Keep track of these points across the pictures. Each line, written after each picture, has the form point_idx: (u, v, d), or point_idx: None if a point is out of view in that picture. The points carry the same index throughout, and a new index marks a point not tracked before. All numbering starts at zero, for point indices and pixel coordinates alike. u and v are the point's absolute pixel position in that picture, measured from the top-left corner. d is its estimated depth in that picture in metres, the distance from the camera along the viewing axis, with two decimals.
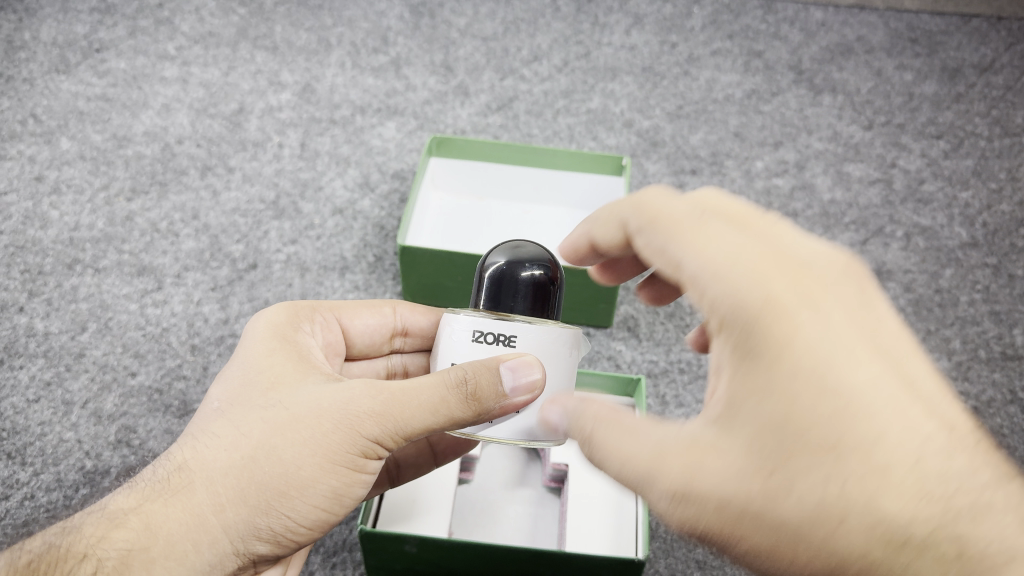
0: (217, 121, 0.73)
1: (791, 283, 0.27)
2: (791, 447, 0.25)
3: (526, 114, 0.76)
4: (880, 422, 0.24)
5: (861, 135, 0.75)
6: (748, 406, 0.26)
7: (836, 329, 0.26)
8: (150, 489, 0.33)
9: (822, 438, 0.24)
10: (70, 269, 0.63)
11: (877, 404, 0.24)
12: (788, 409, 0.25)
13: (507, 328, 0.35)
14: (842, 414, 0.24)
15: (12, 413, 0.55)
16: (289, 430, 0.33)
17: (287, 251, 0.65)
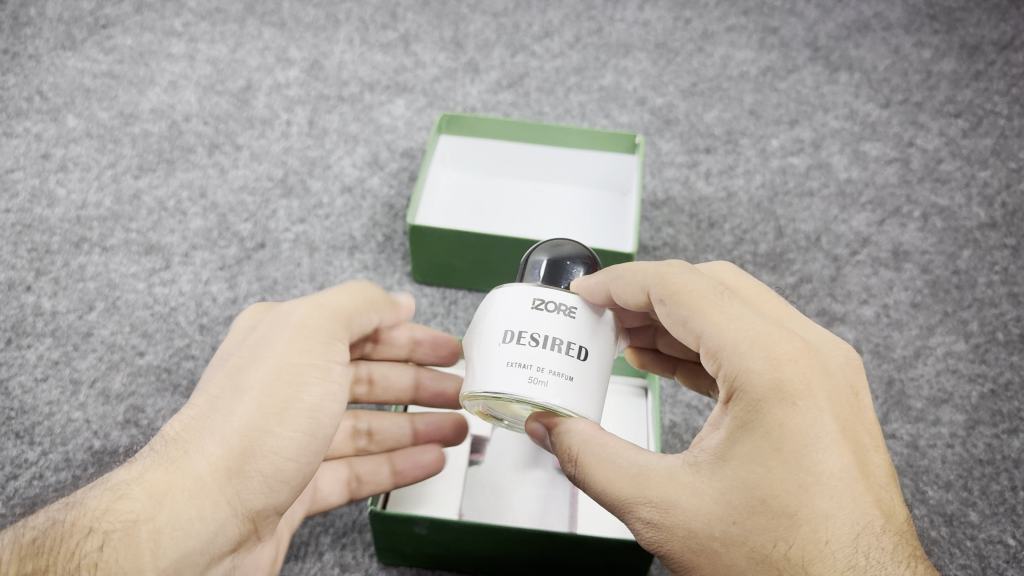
0: (225, 98, 0.73)
1: (794, 370, 0.34)
2: (763, 503, 0.32)
3: (538, 91, 0.75)
4: (831, 502, 0.32)
5: (878, 114, 0.74)
6: (738, 467, 0.32)
7: (819, 423, 0.33)
8: (148, 462, 0.36)
9: (785, 504, 0.31)
10: (77, 247, 0.62)
11: (833, 489, 0.32)
12: (767, 479, 0.32)
13: (566, 299, 0.37)
14: (808, 490, 0.32)
15: (20, 392, 0.55)
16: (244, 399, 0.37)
17: (295, 230, 0.64)
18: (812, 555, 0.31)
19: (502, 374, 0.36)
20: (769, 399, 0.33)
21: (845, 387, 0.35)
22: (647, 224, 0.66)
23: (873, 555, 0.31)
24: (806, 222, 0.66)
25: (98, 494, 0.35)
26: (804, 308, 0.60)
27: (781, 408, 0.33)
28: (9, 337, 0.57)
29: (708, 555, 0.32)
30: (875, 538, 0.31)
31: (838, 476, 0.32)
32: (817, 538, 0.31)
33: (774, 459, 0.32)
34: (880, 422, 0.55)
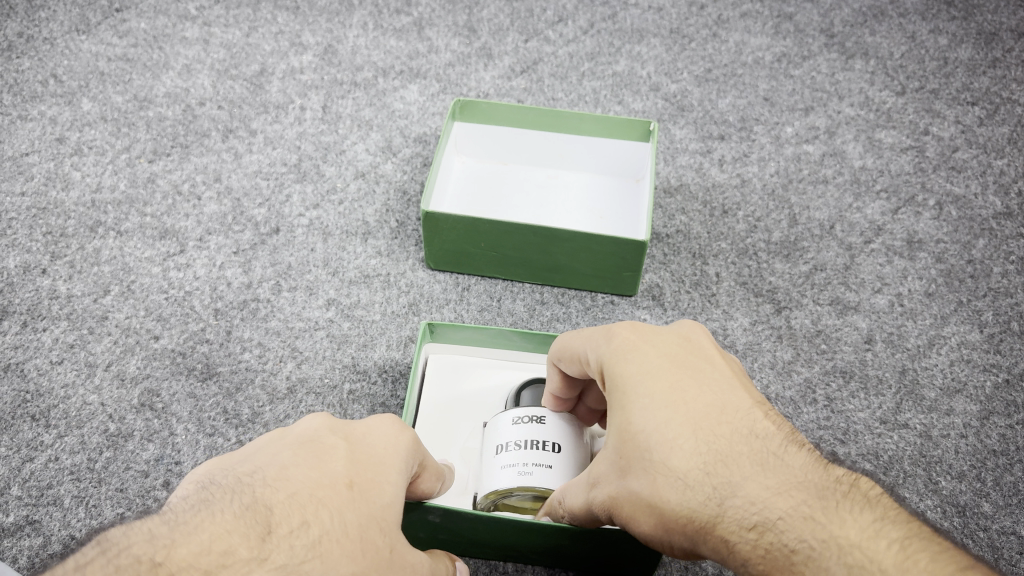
0: (239, 82, 0.73)
1: (627, 334, 0.37)
2: (629, 443, 0.34)
3: (551, 77, 0.75)
4: (670, 413, 0.34)
5: (893, 101, 0.73)
6: (610, 426, 0.36)
7: (650, 364, 0.36)
8: (222, 512, 0.30)
9: (639, 431, 0.34)
10: (92, 231, 0.63)
11: (668, 404, 0.34)
12: (625, 423, 0.35)
13: (538, 411, 0.45)
14: (650, 413, 0.34)
15: (35, 375, 0.55)
16: (329, 499, 0.33)
17: (309, 215, 0.64)
18: (670, 459, 0.33)
19: (497, 478, 0.43)
20: (614, 357, 0.37)
21: (679, 333, 0.37)
22: (661, 211, 0.65)
23: (719, 438, 0.32)
24: (820, 210, 0.65)
25: (210, 545, 0.28)
26: (818, 296, 0.60)
27: (621, 362, 0.36)
28: (25, 320, 0.58)
29: (617, 496, 0.35)
30: (721, 425, 0.33)
31: (670, 391, 0.34)
32: (669, 449, 0.33)
33: (625, 400, 0.35)
34: (893, 412, 0.55)
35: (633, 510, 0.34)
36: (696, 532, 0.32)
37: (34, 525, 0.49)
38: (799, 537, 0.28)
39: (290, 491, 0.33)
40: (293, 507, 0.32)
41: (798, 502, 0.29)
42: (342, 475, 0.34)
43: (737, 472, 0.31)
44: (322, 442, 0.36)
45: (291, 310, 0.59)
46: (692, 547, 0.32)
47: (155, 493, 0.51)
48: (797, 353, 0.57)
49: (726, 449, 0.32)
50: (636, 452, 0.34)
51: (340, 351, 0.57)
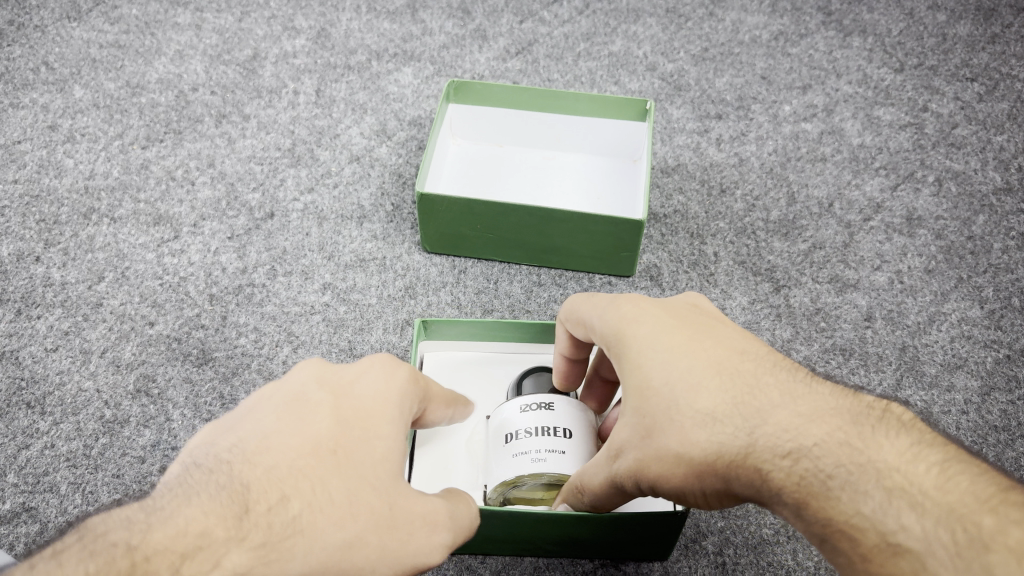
0: (232, 67, 0.72)
1: (639, 301, 0.37)
2: (649, 398, 0.34)
3: (547, 58, 0.74)
4: (690, 361, 0.33)
5: (892, 78, 0.73)
6: (627, 387, 0.35)
7: (663, 323, 0.36)
8: (199, 492, 0.29)
9: (658, 384, 0.34)
10: (86, 218, 0.62)
11: (686, 355, 0.34)
12: (640, 379, 0.34)
13: (544, 397, 0.44)
14: (668, 364, 0.34)
15: (31, 362, 0.55)
16: (316, 471, 0.32)
17: (304, 199, 0.64)
18: (694, 404, 0.32)
19: (509, 466, 0.43)
20: (624, 322, 0.37)
21: (687, 303, 0.38)
22: (658, 191, 0.65)
23: (742, 379, 0.32)
24: (818, 188, 0.65)
25: (187, 526, 0.28)
26: (817, 274, 0.60)
27: (632, 325, 0.36)
28: (19, 308, 0.57)
29: (638, 450, 0.34)
30: (742, 368, 0.33)
31: (688, 344, 0.34)
32: (692, 395, 0.33)
33: (642, 356, 0.35)
34: (893, 389, 0.54)
35: (657, 462, 0.33)
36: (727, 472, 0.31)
37: (31, 511, 0.49)
38: (836, 462, 0.27)
39: (270, 464, 0.32)
40: (272, 480, 0.31)
41: (832, 428, 0.29)
42: (326, 439, 0.33)
43: (766, 405, 0.31)
44: (308, 402, 0.34)
45: (287, 295, 0.59)
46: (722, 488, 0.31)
47: (151, 479, 0.50)
48: (796, 331, 0.57)
49: (752, 389, 0.31)
50: (657, 403, 0.33)
51: (337, 335, 0.57)
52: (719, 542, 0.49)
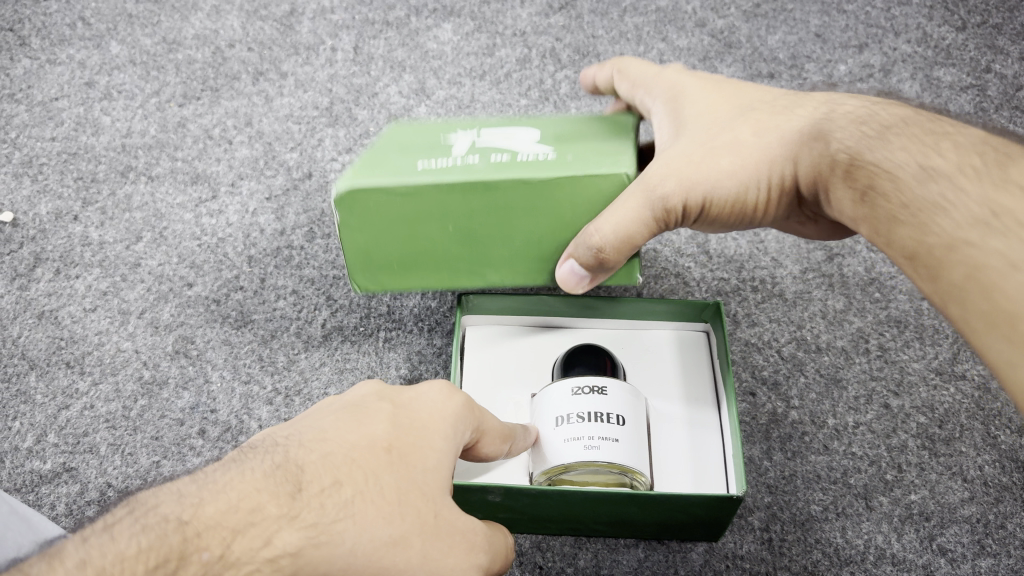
0: (269, 23, 0.70)
1: (716, 86, 0.45)
2: (723, 130, 0.42)
3: (591, 14, 0.71)
4: (757, 118, 0.43)
5: (954, 37, 0.69)
6: (703, 122, 0.43)
7: (729, 99, 0.44)
8: (248, 474, 0.31)
9: (738, 121, 0.43)
10: (123, 176, 0.61)
11: (740, 117, 0.43)
12: (728, 128, 0.42)
13: (599, 381, 0.44)
14: (743, 114, 0.43)
15: (70, 322, 0.55)
16: (365, 466, 0.33)
17: (342, 160, 0.63)
18: (762, 136, 0.42)
19: (561, 452, 0.43)
20: (694, 85, 0.45)
21: (769, 97, 0.44)
22: None
23: (877, 130, 0.38)
24: None
25: (236, 503, 0.30)
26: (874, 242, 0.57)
27: (734, 119, 0.43)
28: (58, 267, 0.58)
29: (735, 188, 0.42)
30: (780, 122, 0.42)
31: (762, 118, 0.43)
32: (753, 133, 0.42)
33: (720, 119, 0.43)
34: (949, 363, 0.53)
35: (754, 185, 0.42)
36: (898, 154, 0.37)
37: (71, 472, 0.50)
38: (967, 200, 0.34)
39: (324, 453, 0.33)
40: (326, 468, 0.32)
41: (963, 161, 0.35)
42: (382, 439, 0.33)
43: (875, 147, 0.38)
44: (368, 407, 0.35)
45: (325, 258, 0.58)
46: (869, 156, 0.38)
47: (190, 441, 0.51)
48: (850, 302, 0.55)
49: (920, 156, 0.36)
50: (737, 159, 0.42)
51: (375, 299, 0.56)
52: (766, 517, 0.48)
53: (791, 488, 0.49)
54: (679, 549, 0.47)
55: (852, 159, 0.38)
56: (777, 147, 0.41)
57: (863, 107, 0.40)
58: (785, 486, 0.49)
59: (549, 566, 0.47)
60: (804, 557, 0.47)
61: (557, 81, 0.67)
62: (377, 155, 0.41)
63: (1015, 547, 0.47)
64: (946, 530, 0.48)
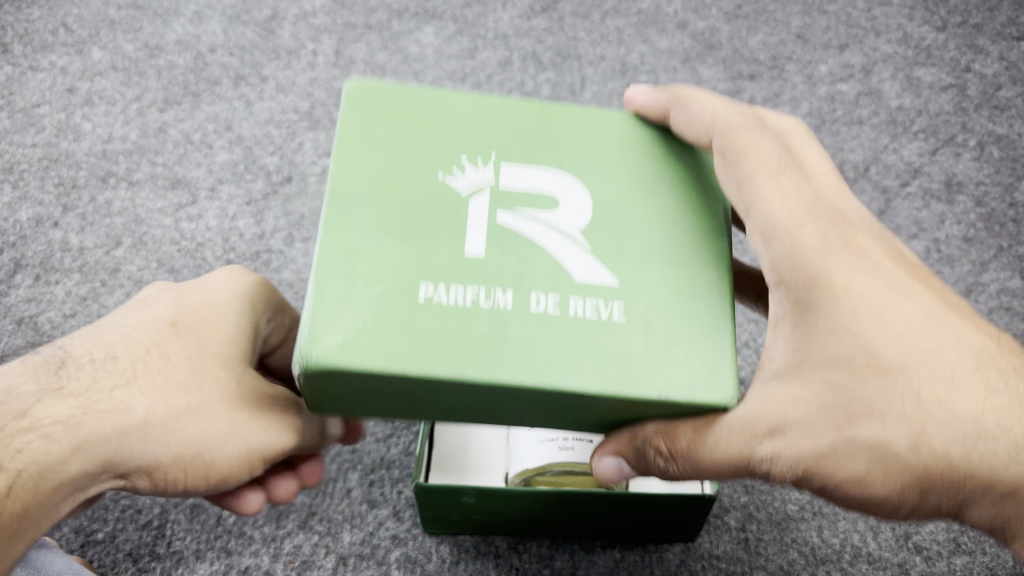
0: (251, 28, 0.69)
1: (818, 245, 0.31)
2: (826, 463, 0.30)
3: (573, 16, 0.71)
4: (874, 424, 0.29)
5: (934, 37, 0.69)
6: (816, 361, 0.30)
7: (850, 307, 0.30)
8: (43, 365, 0.34)
9: (851, 402, 0.29)
10: (103, 181, 0.62)
11: (856, 395, 0.29)
12: (834, 400, 0.29)
13: None
14: (843, 404, 0.29)
15: (50, 328, 0.55)
16: (164, 344, 0.35)
17: (322, 163, 0.63)
18: (860, 426, 0.29)
19: (534, 454, 0.43)
20: (810, 263, 0.31)
21: (894, 316, 0.30)
22: None
23: (983, 371, 0.29)
24: (855, 151, 0.64)
25: (12, 385, 0.33)
26: None
27: (840, 350, 0.30)
28: (38, 273, 0.58)
29: (860, 473, 0.30)
30: (898, 397, 0.29)
31: (880, 349, 0.29)
32: (863, 447, 0.29)
33: (830, 347, 0.30)
34: None
35: (880, 477, 0.29)
36: (990, 402, 0.29)
37: None
38: None
39: (123, 335, 0.35)
40: (113, 347, 0.35)
41: None
42: (166, 319, 0.36)
43: (968, 401, 0.29)
44: (146, 300, 0.37)
45: (304, 261, 0.59)
46: (973, 423, 0.29)
47: None
48: None
49: (1021, 409, 0.29)
50: (861, 456, 0.29)
51: None
52: (743, 517, 0.48)
53: (767, 488, 0.49)
54: (654, 551, 0.48)
55: (966, 428, 0.29)
56: (903, 439, 0.29)
57: (917, 277, 0.31)
58: (762, 487, 0.49)
59: (525, 568, 0.48)
60: (780, 557, 0.47)
61: (538, 83, 0.67)
62: (358, 260, 0.28)
63: (988, 545, 0.48)
64: (921, 528, 0.48)
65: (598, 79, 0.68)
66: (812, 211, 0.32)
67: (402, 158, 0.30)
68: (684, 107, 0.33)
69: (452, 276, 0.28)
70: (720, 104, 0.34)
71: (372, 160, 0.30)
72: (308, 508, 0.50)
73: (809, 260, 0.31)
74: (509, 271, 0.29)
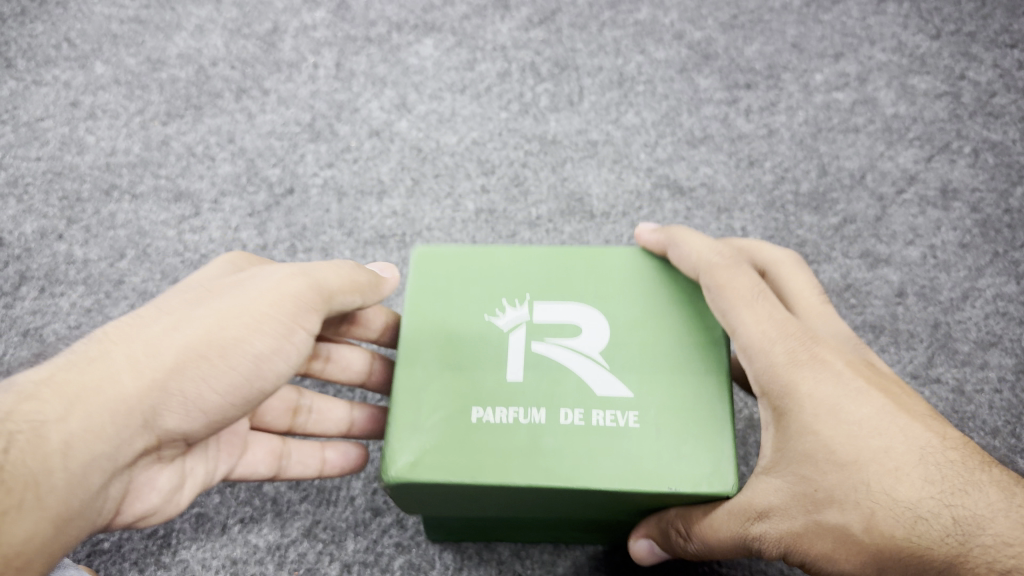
0: (252, 42, 0.70)
1: (789, 356, 0.39)
2: (799, 532, 0.37)
3: (571, 27, 0.71)
4: (833, 503, 0.36)
5: (928, 45, 0.69)
6: (787, 453, 0.38)
7: (817, 403, 0.38)
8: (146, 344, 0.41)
9: (811, 495, 0.37)
10: (107, 195, 0.62)
11: (819, 479, 0.37)
12: (801, 483, 0.37)
13: None
14: (811, 496, 0.37)
15: (55, 339, 0.56)
16: (201, 310, 0.40)
17: (323, 175, 0.64)
18: (824, 512, 0.36)
19: None
20: (784, 370, 0.39)
21: (853, 409, 0.37)
22: (684, 164, 0.65)
23: (921, 457, 0.36)
24: (850, 159, 0.65)
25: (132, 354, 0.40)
26: (848, 249, 0.61)
27: (807, 447, 0.37)
28: (43, 286, 0.58)
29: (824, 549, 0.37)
30: (853, 483, 0.36)
31: (834, 444, 0.37)
32: (825, 530, 0.36)
33: (796, 444, 0.37)
34: (925, 367, 0.57)
35: (838, 553, 0.36)
36: (921, 486, 0.35)
37: None
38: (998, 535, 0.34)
39: (168, 312, 0.40)
40: (167, 329, 0.39)
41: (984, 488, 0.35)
42: (192, 296, 0.41)
43: (905, 487, 0.36)
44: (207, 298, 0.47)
45: None
46: (904, 495, 0.35)
47: None
48: None
49: (940, 467, 0.36)
50: (823, 536, 0.36)
51: None
52: None
53: None
54: (654, 555, 0.48)
55: (903, 507, 0.35)
56: (852, 514, 0.36)
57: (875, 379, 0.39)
58: None
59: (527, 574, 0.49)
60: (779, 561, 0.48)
61: (537, 94, 0.68)
62: (420, 395, 0.39)
63: None
64: None
65: (596, 90, 0.68)
66: (782, 333, 0.40)
67: (456, 313, 0.41)
68: (676, 247, 0.42)
69: (498, 401, 0.39)
70: (708, 248, 0.42)
71: (431, 315, 0.41)
72: (312, 516, 0.50)
73: (783, 367, 0.39)
74: (543, 394, 0.39)
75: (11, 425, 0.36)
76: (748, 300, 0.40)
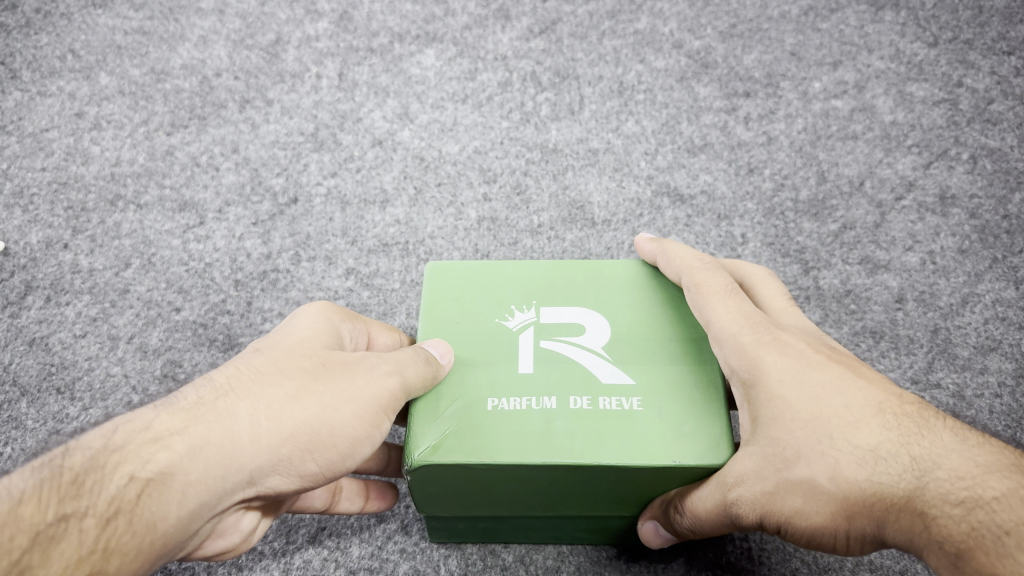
0: (255, 52, 0.71)
1: (753, 334, 0.39)
2: (771, 497, 0.36)
3: (570, 37, 0.72)
4: (796, 458, 0.35)
5: (926, 53, 0.70)
6: (757, 422, 0.37)
7: (783, 374, 0.37)
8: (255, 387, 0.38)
9: (780, 457, 0.35)
10: (112, 205, 0.63)
11: (785, 437, 0.36)
12: (772, 447, 0.36)
13: None
14: (782, 458, 0.35)
15: (60, 348, 0.56)
16: (313, 381, 0.38)
17: (327, 183, 0.64)
18: (791, 471, 0.35)
19: None
20: (750, 344, 0.38)
21: (816, 375, 0.37)
22: (684, 171, 0.65)
23: (880, 408, 0.35)
24: (849, 166, 0.65)
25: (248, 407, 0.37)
26: (847, 255, 0.61)
27: (774, 411, 0.36)
28: (49, 295, 0.59)
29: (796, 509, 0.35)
30: (816, 437, 0.35)
31: (798, 406, 0.36)
32: (797, 489, 0.35)
33: (764, 410, 0.37)
34: (924, 372, 0.56)
35: (809, 510, 0.35)
36: (881, 433, 0.34)
37: None
38: (947, 474, 0.32)
39: (277, 369, 0.38)
40: (281, 392, 0.37)
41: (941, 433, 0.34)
42: (313, 361, 0.38)
43: (864, 437, 0.34)
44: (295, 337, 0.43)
45: (311, 280, 0.60)
46: (861, 441, 0.34)
47: None
48: (826, 314, 0.59)
49: (897, 415, 0.35)
50: (796, 496, 0.35)
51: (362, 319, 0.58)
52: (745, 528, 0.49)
53: None
54: (659, 561, 0.49)
55: (864, 452, 0.34)
56: (819, 470, 0.34)
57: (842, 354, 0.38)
58: None
59: None
60: (782, 566, 0.48)
61: (538, 103, 0.69)
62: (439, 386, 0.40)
63: None
64: None
65: (596, 99, 0.69)
66: (750, 320, 0.39)
67: (467, 318, 0.42)
68: (665, 253, 0.43)
69: (510, 391, 0.39)
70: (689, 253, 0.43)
71: (447, 326, 0.42)
72: (317, 523, 0.51)
73: (751, 343, 0.38)
74: (551, 381, 0.39)
75: (130, 468, 0.33)
76: (725, 296, 0.40)
